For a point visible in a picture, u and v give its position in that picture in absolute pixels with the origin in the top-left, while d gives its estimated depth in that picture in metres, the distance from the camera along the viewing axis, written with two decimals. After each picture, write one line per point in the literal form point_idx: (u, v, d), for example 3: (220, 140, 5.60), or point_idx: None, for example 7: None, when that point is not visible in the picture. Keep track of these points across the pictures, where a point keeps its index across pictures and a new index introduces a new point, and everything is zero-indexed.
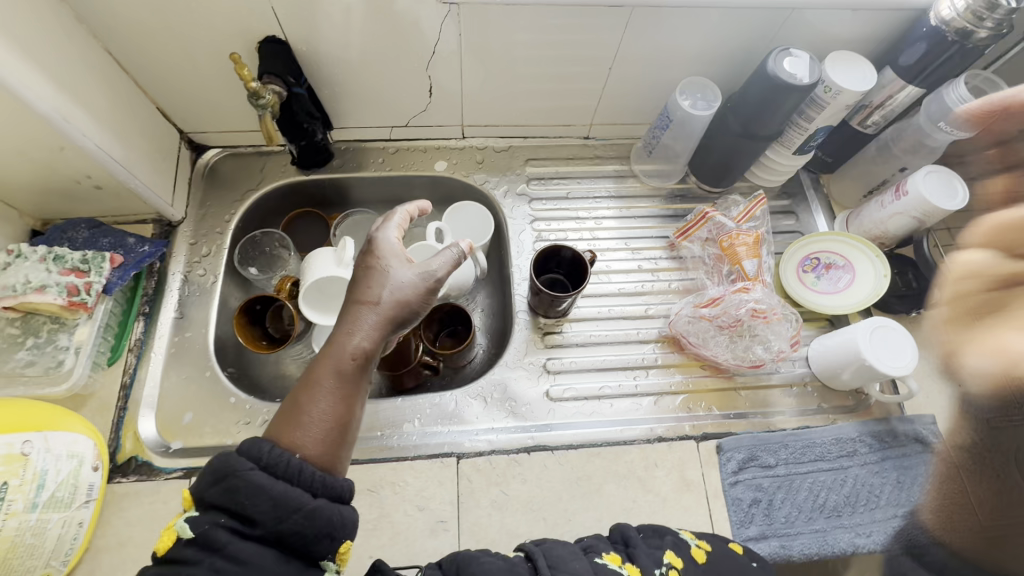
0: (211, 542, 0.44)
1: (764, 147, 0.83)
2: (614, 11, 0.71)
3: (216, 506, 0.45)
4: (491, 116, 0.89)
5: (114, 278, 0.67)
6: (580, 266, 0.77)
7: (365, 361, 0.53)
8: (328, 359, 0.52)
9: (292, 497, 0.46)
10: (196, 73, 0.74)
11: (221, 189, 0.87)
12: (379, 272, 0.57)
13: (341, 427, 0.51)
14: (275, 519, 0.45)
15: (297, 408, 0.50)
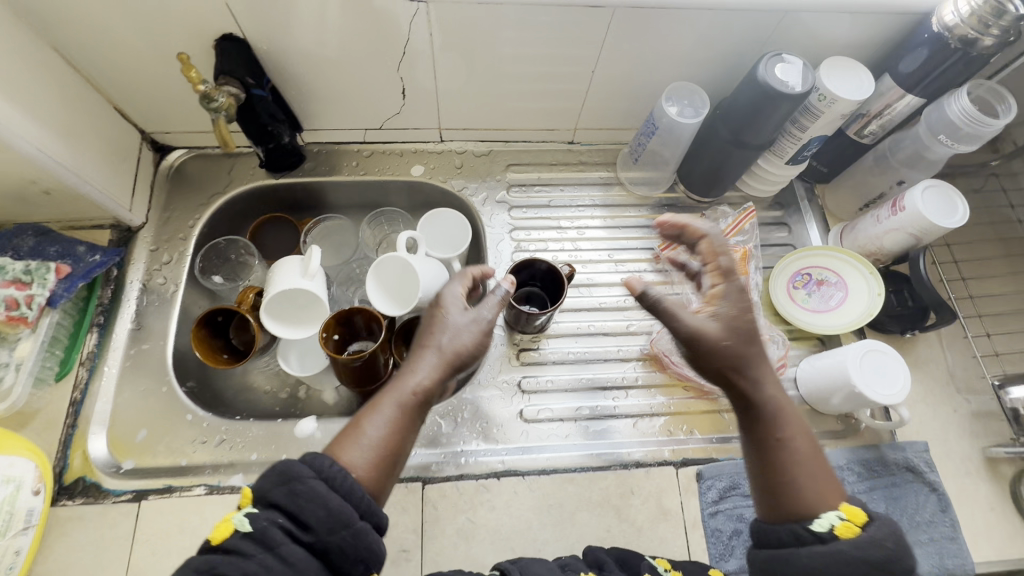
0: (267, 540, 0.43)
1: (755, 157, 0.79)
2: (594, 11, 0.67)
3: (277, 506, 0.45)
4: (470, 119, 0.85)
5: (59, 291, 0.67)
6: (557, 280, 0.74)
7: (420, 396, 0.54)
8: (393, 390, 0.54)
9: (343, 510, 0.45)
10: (154, 72, 0.70)
11: (186, 192, 0.83)
12: (445, 318, 0.59)
13: (389, 454, 0.51)
14: (326, 529, 0.44)
15: (356, 427, 0.51)
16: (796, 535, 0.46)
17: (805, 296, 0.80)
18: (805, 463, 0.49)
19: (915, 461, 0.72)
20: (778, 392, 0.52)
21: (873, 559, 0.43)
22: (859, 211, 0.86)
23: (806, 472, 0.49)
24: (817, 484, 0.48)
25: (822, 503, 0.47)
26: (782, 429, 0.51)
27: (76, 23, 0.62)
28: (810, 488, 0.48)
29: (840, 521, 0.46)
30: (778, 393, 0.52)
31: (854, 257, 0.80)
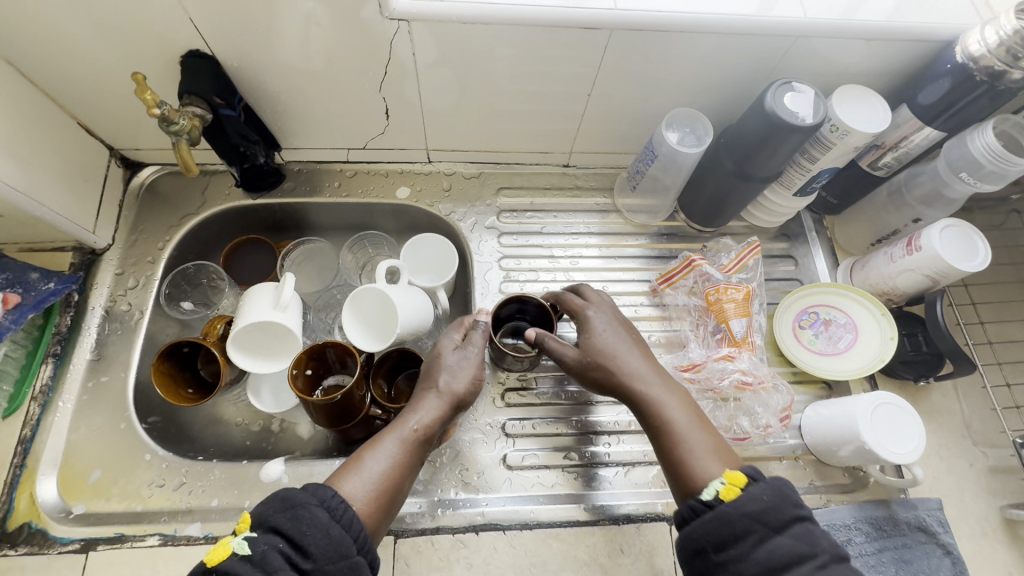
0: (265, 563, 0.44)
1: (760, 188, 0.74)
2: (590, 33, 0.62)
3: (277, 531, 0.46)
4: (460, 141, 0.81)
5: (6, 322, 0.63)
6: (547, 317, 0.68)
7: (422, 433, 0.56)
8: (393, 429, 0.56)
9: (343, 540, 0.47)
10: (119, 87, 0.66)
11: (157, 211, 0.79)
12: (444, 358, 0.61)
13: (387, 488, 0.53)
14: (325, 557, 0.45)
15: (357, 459, 0.54)
16: (692, 511, 0.49)
17: (811, 337, 0.75)
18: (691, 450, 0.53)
19: (928, 522, 0.66)
20: (657, 388, 0.57)
21: (753, 514, 0.46)
22: (870, 247, 0.81)
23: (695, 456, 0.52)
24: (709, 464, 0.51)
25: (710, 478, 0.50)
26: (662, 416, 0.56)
27: (31, 36, 0.58)
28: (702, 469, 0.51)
29: (723, 486, 0.48)
30: (660, 387, 0.57)
31: (866, 296, 0.75)
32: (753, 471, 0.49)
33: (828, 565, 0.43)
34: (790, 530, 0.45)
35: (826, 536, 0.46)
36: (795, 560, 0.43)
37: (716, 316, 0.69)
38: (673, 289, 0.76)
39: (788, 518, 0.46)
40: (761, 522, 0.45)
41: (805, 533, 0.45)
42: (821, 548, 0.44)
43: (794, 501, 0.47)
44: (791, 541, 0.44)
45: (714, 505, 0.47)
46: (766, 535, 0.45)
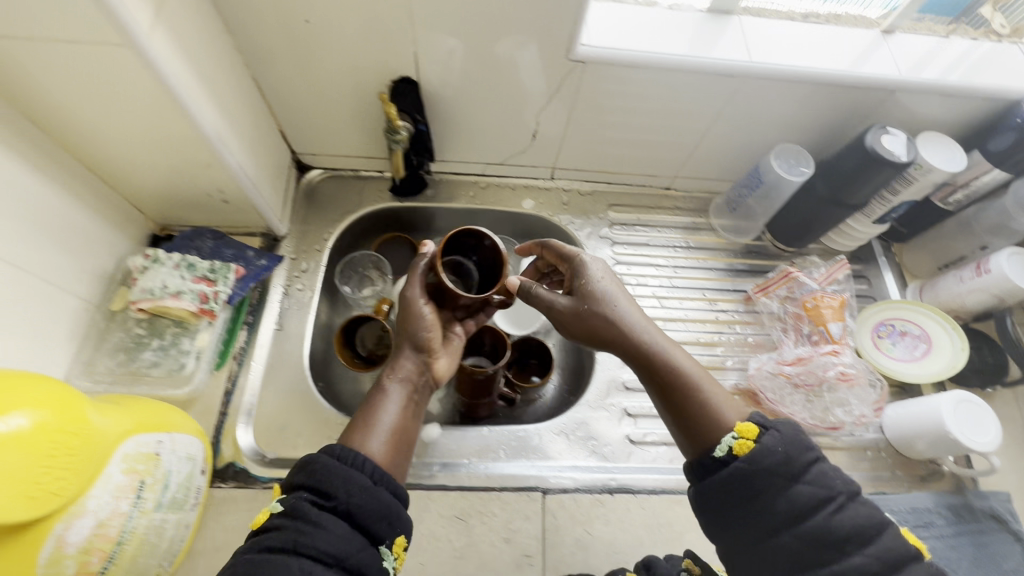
0: (295, 510, 0.50)
1: (846, 215, 0.86)
2: (725, 80, 0.74)
3: (301, 487, 0.52)
4: (584, 163, 0.93)
5: (236, 290, 0.70)
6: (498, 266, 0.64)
7: (413, 385, 0.66)
8: (385, 384, 0.65)
9: (355, 477, 0.52)
10: (324, 105, 0.78)
11: (322, 207, 0.91)
12: (407, 315, 0.68)
13: (400, 440, 0.61)
14: (346, 494, 0.51)
15: (370, 421, 0.60)
16: (706, 465, 0.53)
17: (889, 345, 0.86)
18: (685, 387, 0.58)
19: (999, 510, 0.76)
20: (638, 326, 0.62)
21: (766, 464, 0.50)
22: (937, 271, 0.93)
23: (697, 397, 0.57)
24: (723, 410, 0.55)
25: (724, 431, 0.54)
26: (663, 366, 0.60)
27: (280, 64, 0.70)
28: (706, 411, 0.56)
29: (735, 440, 0.52)
30: (642, 327, 0.62)
31: (937, 312, 0.87)
32: (760, 418, 0.53)
33: (844, 505, 0.49)
34: (808, 476, 0.50)
35: (836, 472, 0.51)
36: (817, 506, 0.49)
37: (813, 319, 0.80)
38: (769, 297, 0.88)
39: (805, 463, 0.50)
40: (780, 472, 0.50)
41: (820, 476, 0.50)
42: (836, 489, 0.49)
43: (802, 442, 0.52)
44: (812, 487, 0.49)
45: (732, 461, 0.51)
46: (789, 485, 0.49)
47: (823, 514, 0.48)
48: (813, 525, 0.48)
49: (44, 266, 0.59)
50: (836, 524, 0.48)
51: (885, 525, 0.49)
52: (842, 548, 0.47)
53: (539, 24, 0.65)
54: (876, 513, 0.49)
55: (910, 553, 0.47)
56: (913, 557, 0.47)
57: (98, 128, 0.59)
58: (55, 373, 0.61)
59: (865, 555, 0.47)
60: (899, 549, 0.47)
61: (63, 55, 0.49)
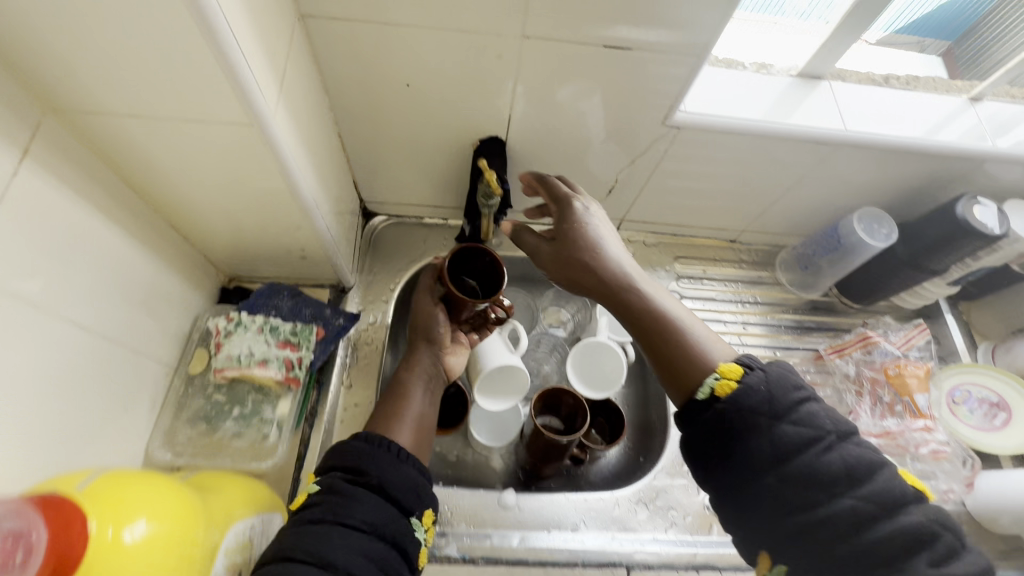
0: (332, 488, 0.53)
1: (925, 278, 0.85)
2: (818, 146, 0.73)
3: (335, 468, 0.55)
4: (654, 216, 0.92)
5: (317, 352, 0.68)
6: (495, 276, 0.74)
7: (429, 378, 0.71)
8: (410, 375, 0.70)
9: (383, 454, 0.56)
10: (403, 158, 0.77)
11: (387, 256, 0.89)
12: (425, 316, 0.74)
13: (423, 428, 0.66)
14: (377, 471, 0.54)
15: (396, 412, 0.65)
16: (694, 410, 0.50)
17: (966, 412, 0.84)
18: (666, 328, 0.57)
19: None
20: (618, 265, 0.62)
21: (755, 407, 0.48)
22: (1009, 334, 0.92)
23: (682, 338, 0.56)
24: (708, 351, 0.54)
25: (706, 373, 0.52)
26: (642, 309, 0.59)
27: (368, 117, 0.69)
28: (690, 353, 0.54)
29: (718, 381, 0.50)
30: (623, 266, 0.62)
31: (1007, 377, 0.87)
32: (747, 360, 0.51)
33: (832, 446, 0.46)
34: (796, 416, 0.47)
35: (828, 413, 0.48)
36: (807, 445, 0.46)
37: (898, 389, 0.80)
38: (844, 359, 0.86)
39: (794, 404, 0.48)
40: (765, 413, 0.47)
41: (808, 416, 0.47)
42: (824, 429, 0.47)
43: (791, 383, 0.49)
44: (799, 427, 0.47)
45: (714, 403, 0.49)
46: (774, 424, 0.47)
47: (812, 453, 0.46)
48: (801, 465, 0.45)
49: (133, 332, 0.57)
50: (825, 465, 0.45)
51: (877, 466, 0.45)
52: (822, 489, 0.44)
53: (641, 86, 0.65)
54: (869, 454, 0.46)
55: (900, 490, 0.44)
56: (904, 493, 0.44)
57: (194, 192, 0.58)
58: (136, 446, 0.58)
59: (853, 496, 0.44)
60: (890, 489, 0.44)
61: (181, 126, 0.47)
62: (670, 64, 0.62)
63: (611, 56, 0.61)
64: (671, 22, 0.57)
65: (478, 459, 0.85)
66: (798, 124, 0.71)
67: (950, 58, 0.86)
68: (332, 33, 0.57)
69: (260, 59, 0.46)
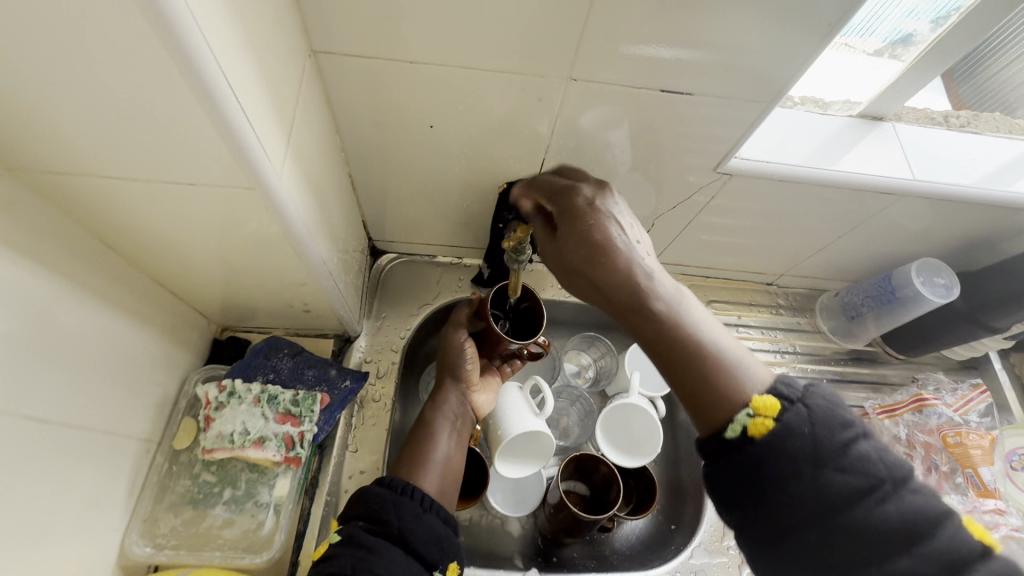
0: (352, 538, 0.48)
1: (984, 335, 0.78)
2: (882, 195, 0.66)
3: (357, 514, 0.51)
4: (688, 258, 0.85)
5: (321, 423, 0.61)
6: (534, 318, 0.66)
7: (457, 418, 0.65)
8: (435, 414, 0.64)
9: (407, 503, 0.51)
10: (418, 198, 0.69)
11: (396, 298, 0.80)
12: (454, 351, 0.68)
13: (450, 476, 0.60)
14: (400, 520, 0.50)
15: (421, 456, 0.59)
16: (717, 450, 0.38)
17: None
18: (688, 346, 0.42)
19: None
20: (630, 254, 0.46)
21: (791, 450, 0.36)
22: None
23: (705, 359, 0.41)
24: (740, 373, 0.40)
25: (738, 402, 0.38)
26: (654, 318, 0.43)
27: (382, 158, 0.62)
28: (718, 381, 0.40)
29: (750, 418, 0.37)
30: (630, 258, 0.46)
31: None
32: (785, 390, 0.38)
33: (889, 498, 0.35)
34: (843, 460, 0.36)
35: (881, 451, 0.37)
36: (857, 498, 0.35)
37: (959, 460, 0.74)
38: (894, 420, 0.79)
39: (841, 444, 0.36)
40: (805, 460, 0.36)
41: (861, 459, 0.36)
42: (879, 476, 0.35)
43: (838, 417, 0.37)
44: (847, 475, 0.35)
45: (746, 446, 0.37)
46: (815, 473, 0.35)
47: (862, 509, 0.34)
48: (850, 524, 0.34)
49: (111, 410, 0.50)
50: (880, 525, 0.34)
51: (951, 522, 0.34)
52: (876, 551, 0.34)
53: (688, 126, 0.58)
54: (937, 506, 0.35)
55: (980, 554, 0.33)
56: (986, 558, 0.33)
57: (185, 250, 0.51)
58: (112, 539, 0.51)
59: (914, 560, 0.33)
60: (963, 550, 0.33)
61: (170, 187, 0.41)
62: (723, 102, 0.55)
63: (659, 95, 0.54)
64: (729, 59, 0.50)
65: (493, 523, 0.76)
66: (860, 171, 0.64)
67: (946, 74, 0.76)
68: (346, 72, 0.51)
69: (266, 111, 0.39)
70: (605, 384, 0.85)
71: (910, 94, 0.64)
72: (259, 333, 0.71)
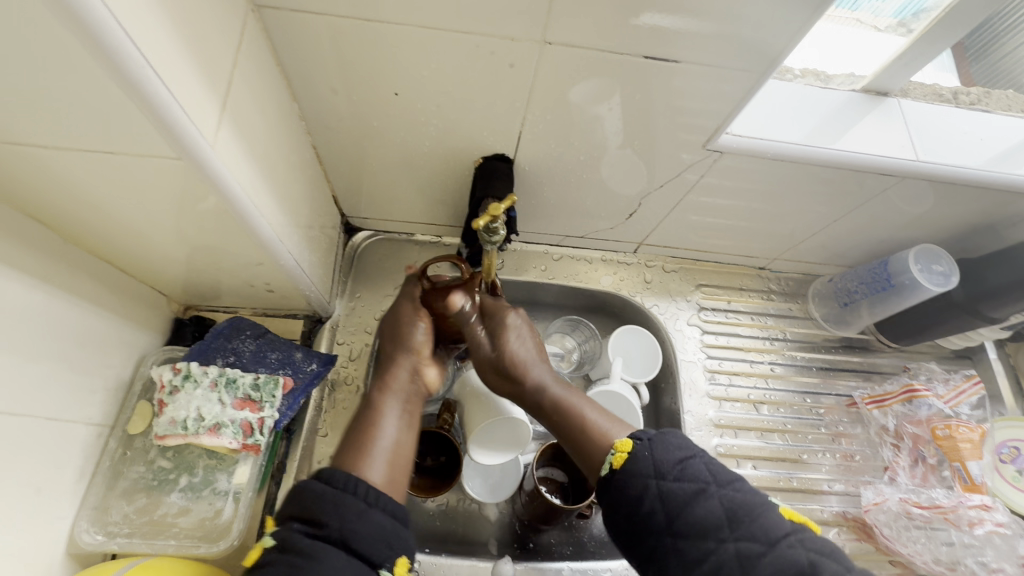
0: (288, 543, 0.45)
1: (982, 326, 0.76)
2: (883, 177, 0.62)
3: (294, 517, 0.47)
4: (677, 241, 0.81)
5: (283, 409, 0.60)
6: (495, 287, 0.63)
7: (405, 397, 0.60)
8: (382, 397, 0.59)
9: (349, 501, 0.48)
10: (390, 175, 0.66)
11: (371, 278, 0.77)
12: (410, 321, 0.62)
13: (399, 459, 0.55)
14: (340, 521, 0.46)
15: (366, 443, 0.55)
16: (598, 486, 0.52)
17: (1015, 473, 0.75)
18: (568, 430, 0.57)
19: None
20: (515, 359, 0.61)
21: (641, 471, 0.49)
22: None
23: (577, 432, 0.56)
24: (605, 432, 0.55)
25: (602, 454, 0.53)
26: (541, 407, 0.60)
27: (346, 129, 0.58)
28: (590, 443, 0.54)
29: (613, 456, 0.51)
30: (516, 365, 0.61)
31: None
32: (638, 432, 0.52)
33: (712, 494, 0.47)
34: (678, 471, 0.48)
35: (708, 464, 0.49)
36: (690, 500, 0.46)
37: (947, 452, 0.72)
38: (883, 411, 0.79)
39: (676, 461, 0.49)
40: (651, 475, 0.49)
41: (689, 468, 0.48)
42: (704, 479, 0.48)
43: (676, 444, 0.51)
44: (682, 482, 0.48)
45: (611, 476, 0.50)
46: (659, 484, 0.48)
47: (695, 504, 0.46)
48: (689, 520, 0.46)
49: (56, 395, 0.48)
50: (706, 514, 0.45)
51: (761, 507, 0.46)
52: (709, 537, 0.44)
53: (674, 99, 0.54)
54: (749, 498, 0.46)
55: (782, 529, 0.44)
56: (786, 533, 0.44)
57: (129, 229, 0.48)
58: (62, 527, 0.49)
59: (736, 539, 0.44)
60: (768, 526, 0.44)
61: (95, 159, 0.38)
62: (713, 73, 0.51)
63: (642, 63, 0.50)
64: (716, 28, 0.46)
65: (471, 508, 0.74)
66: (861, 150, 0.60)
67: (958, 50, 0.72)
68: (299, 33, 0.46)
69: (192, 75, 0.36)
70: (588, 369, 0.80)
71: (917, 67, 0.59)
72: (224, 312, 0.69)
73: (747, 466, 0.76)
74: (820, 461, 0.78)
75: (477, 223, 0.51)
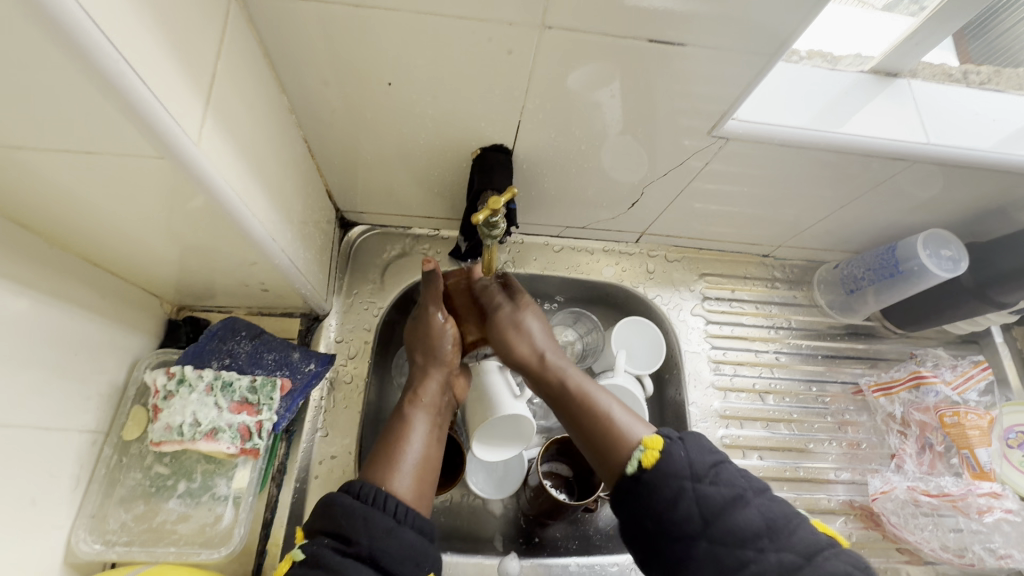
0: (319, 559, 0.46)
1: (991, 311, 0.75)
2: (892, 162, 0.60)
3: (323, 532, 0.48)
4: (680, 230, 0.79)
5: (282, 411, 0.59)
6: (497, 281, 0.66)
7: (436, 409, 0.61)
8: (414, 403, 0.60)
9: (378, 517, 0.49)
10: (385, 168, 0.64)
11: (368, 274, 0.75)
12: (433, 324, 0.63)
13: (426, 475, 0.56)
14: (370, 537, 0.47)
15: (394, 454, 0.55)
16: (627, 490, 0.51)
17: (1022, 458, 0.74)
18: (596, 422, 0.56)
19: None
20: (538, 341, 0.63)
21: (676, 471, 0.49)
22: None
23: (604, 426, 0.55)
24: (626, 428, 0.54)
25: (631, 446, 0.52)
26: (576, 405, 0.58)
27: (338, 122, 0.56)
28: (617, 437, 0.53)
29: (643, 453, 0.51)
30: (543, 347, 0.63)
31: None
32: (668, 432, 0.53)
33: (750, 501, 0.48)
34: (713, 477, 0.49)
35: (740, 471, 0.51)
36: (728, 505, 0.48)
37: (955, 440, 0.72)
38: (889, 398, 0.78)
39: (710, 466, 0.50)
40: (687, 477, 0.49)
41: (725, 475, 0.50)
42: (740, 487, 0.49)
43: (707, 448, 0.52)
44: (718, 487, 0.49)
45: (640, 475, 0.50)
46: (695, 487, 0.49)
47: (732, 510, 0.47)
48: (727, 524, 0.47)
49: (47, 402, 0.46)
50: (744, 521, 0.47)
51: (797, 518, 0.48)
52: (748, 546, 0.46)
53: (677, 84, 0.52)
54: (785, 509, 0.48)
55: (820, 542, 0.46)
56: (823, 545, 0.46)
57: (115, 231, 0.46)
58: (58, 537, 0.48)
59: (777, 549, 0.45)
60: (807, 539, 0.46)
61: (75, 160, 0.36)
62: (719, 56, 0.49)
63: (646, 48, 0.48)
64: (718, 8, 0.44)
65: (474, 504, 0.73)
66: (869, 133, 0.58)
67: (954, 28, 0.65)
68: (287, 23, 0.44)
69: (172, 67, 0.34)
70: (591, 361, 0.79)
71: (930, 45, 0.57)
72: (218, 312, 0.67)
73: (753, 457, 0.75)
74: (826, 450, 0.77)
75: (478, 218, 0.49)
